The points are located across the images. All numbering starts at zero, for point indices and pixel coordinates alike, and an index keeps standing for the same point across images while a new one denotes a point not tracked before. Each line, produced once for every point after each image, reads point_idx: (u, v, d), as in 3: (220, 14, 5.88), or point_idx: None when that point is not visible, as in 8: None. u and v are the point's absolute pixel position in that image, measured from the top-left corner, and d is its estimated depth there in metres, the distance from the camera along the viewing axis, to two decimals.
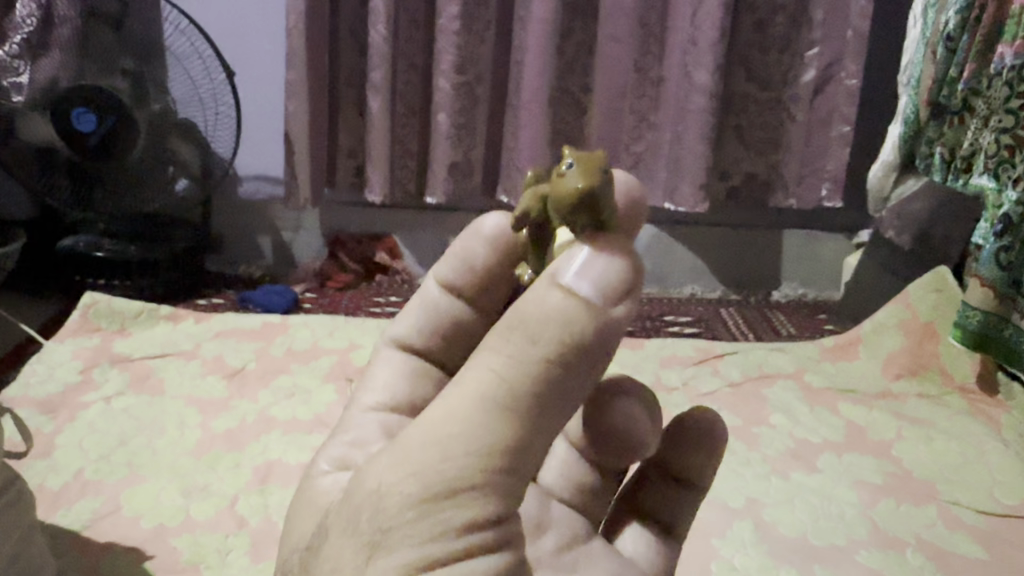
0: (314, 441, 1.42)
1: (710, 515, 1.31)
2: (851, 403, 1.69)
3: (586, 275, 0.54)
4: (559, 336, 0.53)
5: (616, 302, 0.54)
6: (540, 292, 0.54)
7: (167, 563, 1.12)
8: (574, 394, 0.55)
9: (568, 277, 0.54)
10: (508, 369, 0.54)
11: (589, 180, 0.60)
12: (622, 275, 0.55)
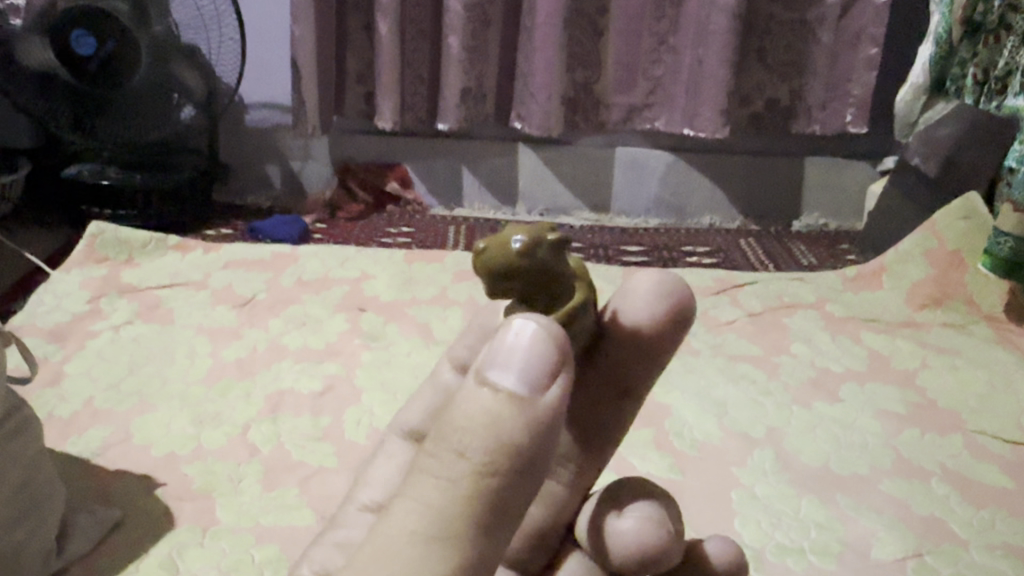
0: (326, 370, 1.40)
1: (729, 443, 1.29)
2: (874, 332, 1.65)
3: (508, 366, 0.52)
4: (488, 445, 0.50)
5: (546, 388, 0.52)
6: (467, 394, 0.52)
7: (179, 490, 1.10)
8: (520, 493, 0.53)
9: (493, 371, 0.52)
10: (442, 488, 0.52)
11: (495, 247, 0.63)
12: (548, 356, 0.52)
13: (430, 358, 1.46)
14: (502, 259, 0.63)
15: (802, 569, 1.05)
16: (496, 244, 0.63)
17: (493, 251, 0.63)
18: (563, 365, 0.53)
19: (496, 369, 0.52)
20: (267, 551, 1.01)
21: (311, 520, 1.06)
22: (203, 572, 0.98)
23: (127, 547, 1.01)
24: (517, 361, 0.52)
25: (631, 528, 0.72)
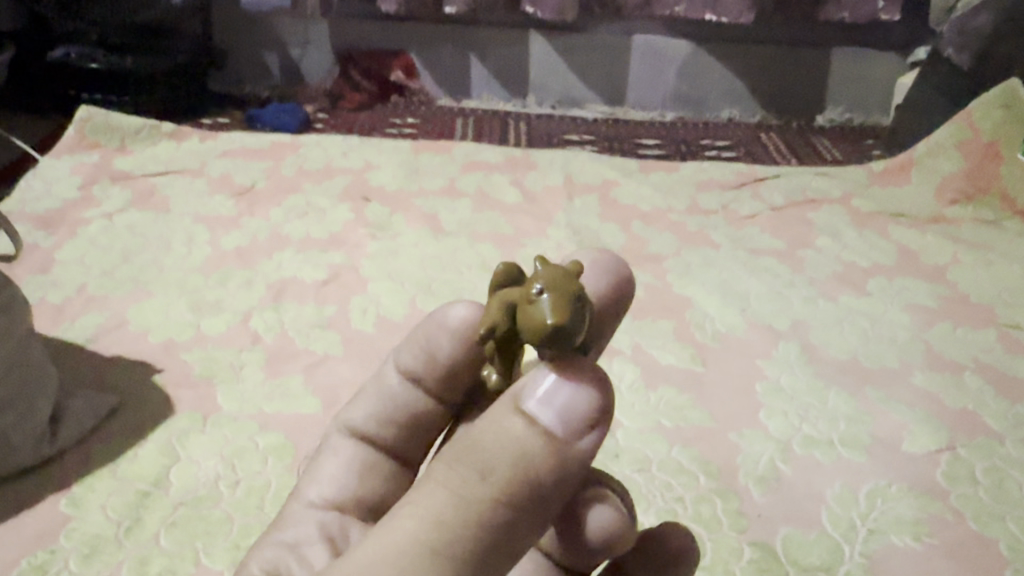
0: (330, 260, 1.33)
1: (753, 335, 1.23)
2: (902, 226, 1.58)
3: (549, 402, 0.50)
4: (514, 471, 0.48)
5: (582, 433, 0.50)
6: (499, 417, 0.50)
7: (179, 376, 1.05)
8: (525, 535, 0.50)
9: (530, 403, 0.50)
10: (453, 503, 0.49)
11: (571, 312, 0.52)
12: (594, 401, 0.50)
13: (438, 249, 1.39)
14: (579, 325, 0.52)
15: (831, 462, 1.00)
16: (568, 308, 0.52)
17: (570, 320, 0.51)
18: (609, 414, 0.51)
19: (533, 404, 0.50)
20: (272, 439, 0.96)
21: (316, 408, 1.02)
22: (205, 458, 0.93)
23: (124, 433, 0.96)
24: (558, 400, 0.50)
25: (602, 529, 0.61)
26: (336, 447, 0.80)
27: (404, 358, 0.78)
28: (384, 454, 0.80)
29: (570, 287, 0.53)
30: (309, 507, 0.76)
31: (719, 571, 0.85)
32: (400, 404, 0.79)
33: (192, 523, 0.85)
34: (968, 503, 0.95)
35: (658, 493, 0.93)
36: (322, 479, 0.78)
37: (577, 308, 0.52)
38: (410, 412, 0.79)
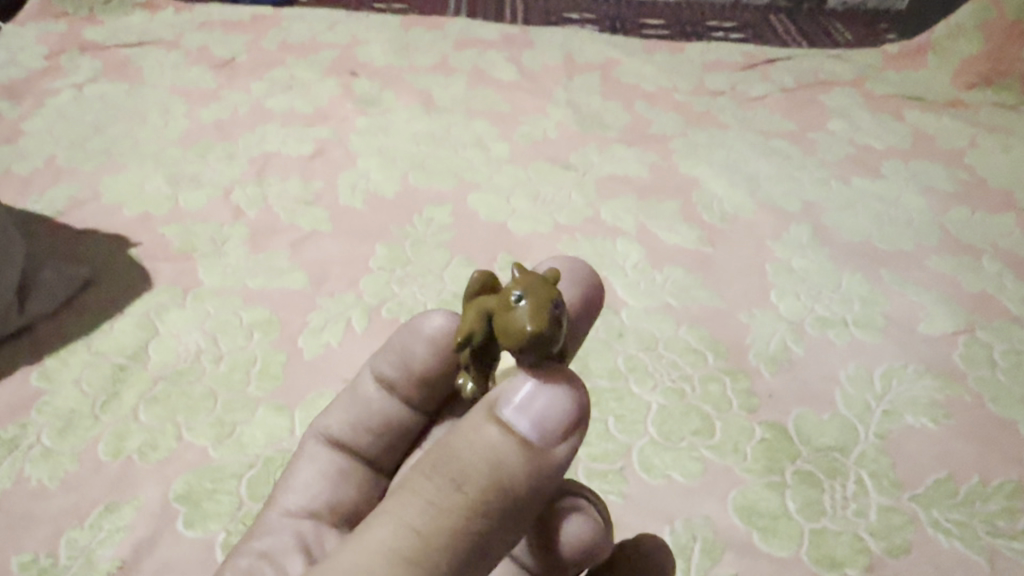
0: (316, 134, 1.26)
1: (763, 217, 1.17)
2: (918, 110, 1.50)
3: (525, 410, 0.47)
4: (489, 480, 0.45)
5: (559, 441, 0.47)
6: (474, 425, 0.47)
7: (156, 250, 0.99)
8: (500, 547, 0.47)
9: (506, 411, 0.47)
10: (427, 514, 0.45)
11: (552, 318, 0.49)
12: (569, 408, 0.47)
13: (431, 126, 1.31)
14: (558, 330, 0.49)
15: (844, 344, 0.96)
16: (549, 312, 0.49)
17: (549, 325, 0.48)
18: (583, 421, 0.48)
19: (511, 412, 0.47)
20: (257, 314, 0.91)
21: (303, 284, 0.96)
22: (186, 333, 0.88)
23: (99, 307, 0.90)
24: (534, 407, 0.47)
25: (576, 539, 0.58)
26: (312, 451, 0.71)
27: (382, 365, 0.70)
28: (361, 461, 0.71)
29: (547, 292, 0.50)
30: (287, 512, 0.67)
31: (729, 450, 0.81)
32: (378, 410, 0.71)
33: (173, 398, 0.80)
34: (986, 385, 0.91)
35: (665, 372, 0.89)
36: (299, 486, 0.69)
37: (557, 314, 0.49)
38: (385, 420, 0.71)
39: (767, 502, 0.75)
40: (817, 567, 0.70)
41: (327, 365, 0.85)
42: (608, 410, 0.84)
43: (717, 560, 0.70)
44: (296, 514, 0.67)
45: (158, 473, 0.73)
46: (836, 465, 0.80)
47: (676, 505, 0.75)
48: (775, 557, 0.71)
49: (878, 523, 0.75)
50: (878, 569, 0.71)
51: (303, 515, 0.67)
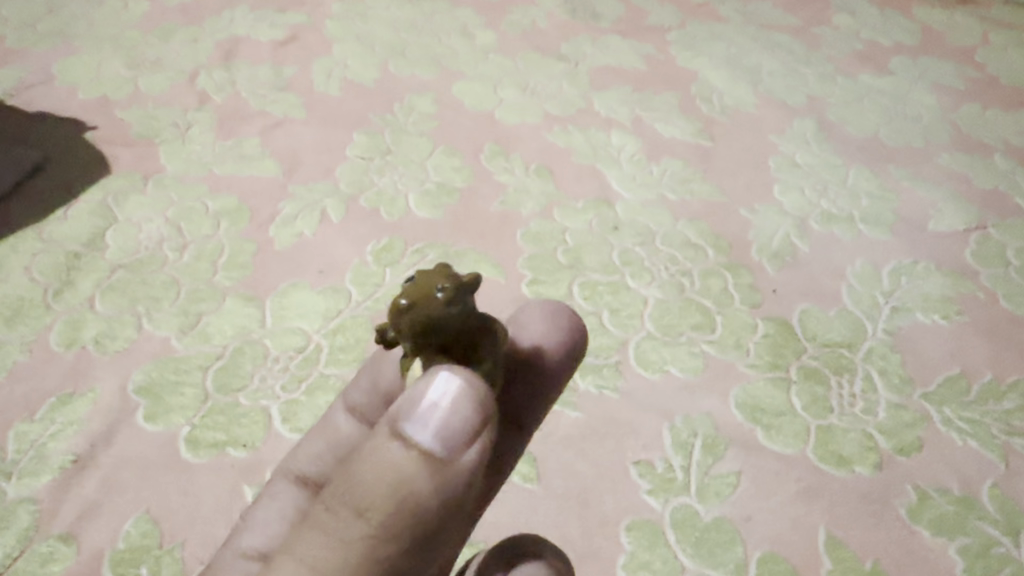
0: (287, 19, 1.16)
1: (766, 112, 1.10)
2: (926, 5, 1.42)
3: (425, 425, 0.39)
4: (392, 509, 0.39)
5: (464, 447, 0.40)
6: (374, 444, 0.41)
7: (114, 135, 0.91)
8: (424, 555, 0.42)
9: (404, 423, 0.40)
10: (329, 555, 0.40)
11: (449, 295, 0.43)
12: (474, 410, 0.40)
13: (412, 13, 1.22)
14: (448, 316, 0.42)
15: (851, 240, 0.90)
16: (438, 295, 0.42)
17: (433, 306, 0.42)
18: (490, 421, 0.40)
19: (411, 427, 0.40)
20: (224, 201, 0.84)
21: (274, 172, 0.89)
22: (146, 220, 0.81)
23: (52, 192, 0.83)
24: (434, 420, 0.39)
25: None
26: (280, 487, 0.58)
27: (356, 395, 0.60)
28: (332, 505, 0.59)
29: (443, 273, 0.44)
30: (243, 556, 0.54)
31: (731, 346, 0.76)
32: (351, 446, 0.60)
33: (132, 288, 0.74)
34: (1000, 283, 0.86)
35: (662, 267, 0.83)
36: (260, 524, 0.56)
37: (444, 296, 0.42)
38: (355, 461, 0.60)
39: (772, 398, 0.71)
40: (824, 464, 0.66)
41: (300, 255, 0.79)
42: (602, 304, 0.78)
43: (719, 456, 0.66)
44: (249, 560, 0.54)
45: (116, 365, 0.67)
46: (843, 362, 0.75)
47: (676, 401, 0.70)
48: (780, 454, 0.66)
49: (887, 421, 0.70)
50: (888, 467, 0.67)
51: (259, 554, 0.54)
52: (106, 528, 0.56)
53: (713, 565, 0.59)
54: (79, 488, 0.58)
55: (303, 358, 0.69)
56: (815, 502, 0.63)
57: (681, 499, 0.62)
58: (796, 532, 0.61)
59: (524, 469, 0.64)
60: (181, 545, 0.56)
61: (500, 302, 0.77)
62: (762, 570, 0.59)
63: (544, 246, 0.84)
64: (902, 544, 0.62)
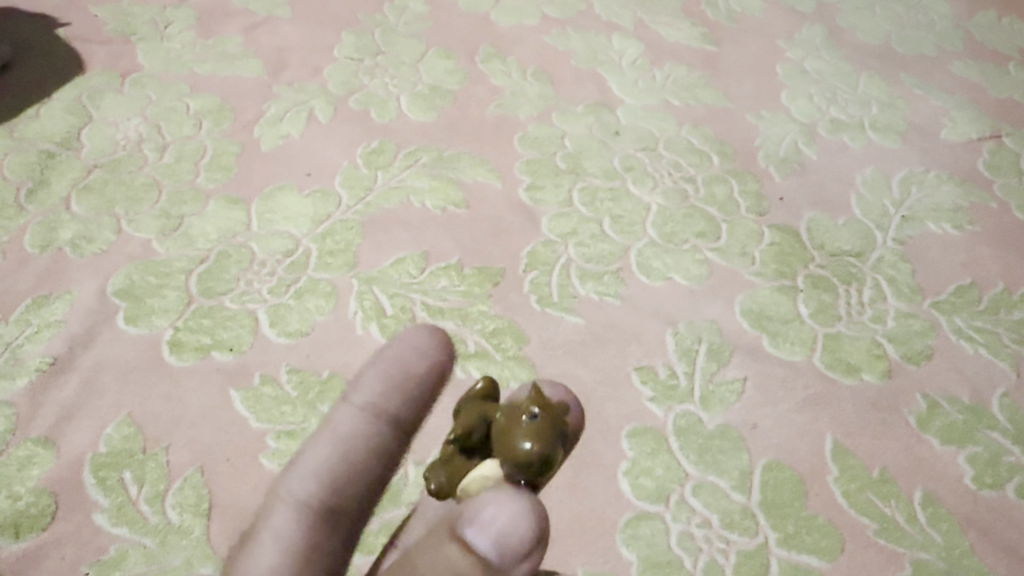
0: None
1: (773, 17, 1.05)
2: None
3: (484, 525, 0.36)
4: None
5: (517, 559, 0.36)
6: (433, 547, 0.38)
7: (88, 32, 0.87)
8: None
9: (465, 527, 0.37)
10: None
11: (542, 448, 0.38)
12: (535, 526, 0.37)
13: None
14: (536, 472, 0.38)
15: (861, 148, 0.87)
16: (531, 447, 0.38)
17: (521, 456, 0.38)
18: (548, 543, 0.37)
19: (471, 525, 0.37)
20: (205, 101, 0.80)
21: (258, 73, 0.84)
22: (124, 120, 0.77)
23: (23, 90, 0.79)
24: (496, 521, 0.36)
25: None
26: (284, 520, 0.47)
27: (365, 395, 0.52)
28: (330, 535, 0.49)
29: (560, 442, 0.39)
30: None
31: (736, 254, 0.73)
32: (355, 454, 0.51)
33: (110, 188, 0.70)
34: (1014, 193, 0.83)
35: (665, 173, 0.80)
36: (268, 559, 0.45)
37: (540, 451, 0.38)
38: (352, 481, 0.50)
39: (778, 306, 0.69)
40: (831, 372, 0.64)
41: (286, 158, 0.75)
42: (604, 210, 0.75)
43: (724, 363, 0.63)
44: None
45: (93, 267, 0.64)
46: (852, 271, 0.73)
47: (679, 308, 0.67)
48: (786, 362, 0.64)
49: (897, 330, 0.68)
50: (897, 376, 0.65)
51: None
52: (86, 432, 0.54)
53: (717, 472, 0.57)
54: (57, 392, 0.56)
55: (291, 262, 0.66)
56: (821, 411, 0.61)
57: (684, 406, 0.60)
58: (802, 440, 0.59)
59: (522, 375, 0.61)
60: (166, 450, 0.53)
61: (497, 205, 0.74)
62: (767, 477, 0.57)
63: (543, 151, 0.80)
64: (910, 453, 0.60)
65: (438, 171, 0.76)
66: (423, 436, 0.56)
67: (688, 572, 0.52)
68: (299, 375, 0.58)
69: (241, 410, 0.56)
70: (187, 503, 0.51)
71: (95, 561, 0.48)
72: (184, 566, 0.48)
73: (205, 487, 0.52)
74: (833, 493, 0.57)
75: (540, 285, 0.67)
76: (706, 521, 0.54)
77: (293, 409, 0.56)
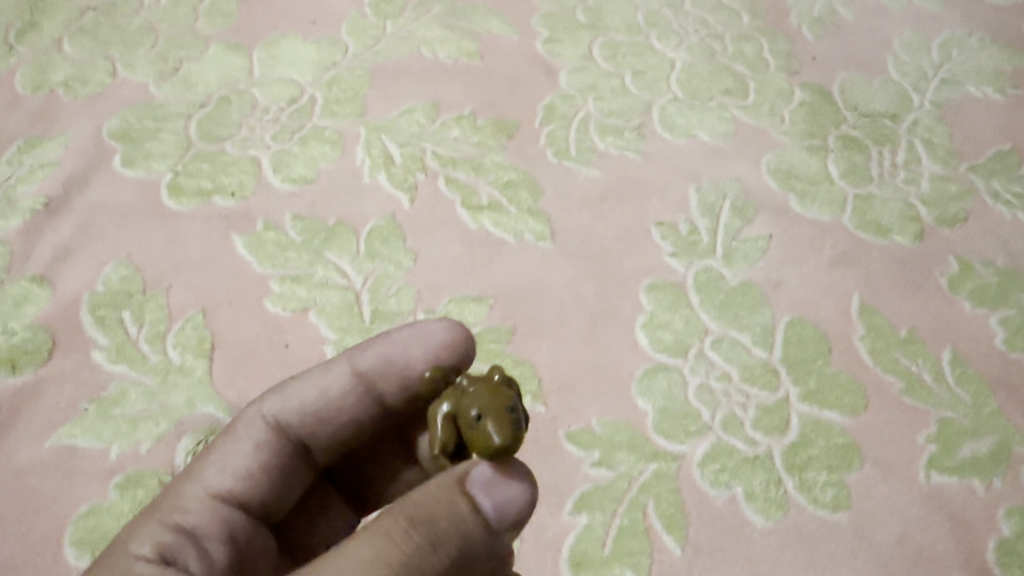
0: None
1: None
2: None
3: (493, 488, 0.32)
4: (445, 552, 0.31)
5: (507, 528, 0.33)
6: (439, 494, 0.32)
7: None
8: None
9: (474, 487, 0.32)
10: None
11: (509, 438, 0.33)
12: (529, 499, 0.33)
13: None
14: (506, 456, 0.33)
15: (900, 9, 0.81)
16: (495, 438, 0.33)
17: (485, 448, 0.33)
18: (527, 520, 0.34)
19: (476, 479, 0.32)
20: None
21: None
22: None
23: None
24: (507, 490, 0.32)
25: None
26: (258, 437, 0.40)
27: (373, 359, 0.42)
28: (301, 471, 0.42)
29: (508, 429, 0.33)
30: (216, 504, 0.38)
31: (764, 113, 0.69)
32: (337, 417, 0.42)
33: (104, 31, 0.66)
34: None
35: (691, 30, 0.75)
36: (229, 471, 0.39)
37: (501, 444, 0.33)
38: (334, 432, 0.42)
39: (807, 166, 0.65)
40: (861, 232, 0.61)
41: (290, 5, 0.71)
42: (625, 65, 0.71)
43: (749, 219, 0.60)
44: (161, 558, 0.34)
45: (87, 109, 0.61)
46: (886, 132, 0.69)
47: (703, 165, 0.64)
48: (814, 221, 0.61)
49: (930, 193, 0.64)
50: (929, 238, 0.61)
51: (226, 527, 0.38)
52: (82, 272, 0.52)
53: (738, 328, 0.55)
54: (52, 233, 0.53)
55: (295, 110, 0.63)
56: (849, 270, 0.59)
57: (706, 262, 0.58)
58: (828, 299, 0.57)
59: (536, 228, 0.58)
60: (166, 292, 0.51)
61: (512, 58, 0.70)
62: (790, 334, 0.55)
63: (562, 3, 0.76)
64: (939, 316, 0.57)
65: (451, 22, 0.72)
66: (433, 286, 0.54)
67: (706, 424, 0.50)
68: (304, 222, 0.56)
69: (244, 254, 0.54)
70: (189, 344, 0.49)
71: (94, 397, 0.46)
72: (186, 404, 0.47)
73: (207, 329, 0.50)
74: (858, 351, 0.54)
75: (557, 139, 0.64)
76: (725, 375, 0.52)
77: (297, 255, 0.54)
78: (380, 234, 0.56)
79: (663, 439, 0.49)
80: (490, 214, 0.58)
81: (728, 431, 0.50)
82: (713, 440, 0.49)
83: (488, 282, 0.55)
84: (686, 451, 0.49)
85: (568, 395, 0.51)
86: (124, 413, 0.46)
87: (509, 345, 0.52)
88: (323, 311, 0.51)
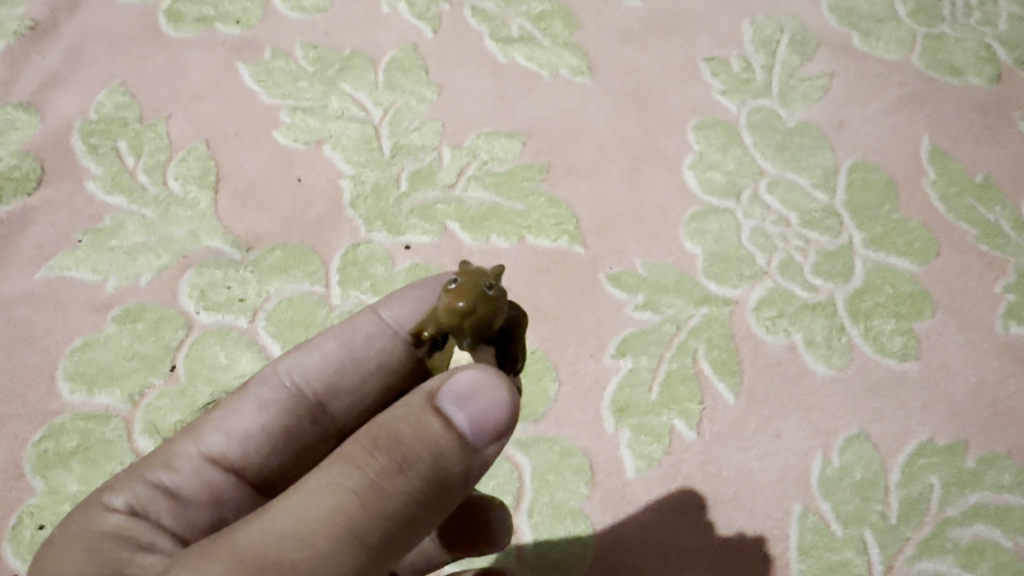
0: None
1: None
2: None
3: (467, 402, 0.25)
4: (414, 474, 0.24)
5: (485, 447, 0.25)
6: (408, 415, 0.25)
7: None
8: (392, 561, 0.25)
9: (448, 403, 0.25)
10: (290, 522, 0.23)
11: (473, 305, 0.27)
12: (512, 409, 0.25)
13: None
14: (473, 327, 0.27)
15: None
16: (460, 303, 0.27)
17: (450, 317, 0.27)
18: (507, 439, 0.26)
19: (449, 389, 0.25)
20: None
21: None
22: None
23: None
24: (482, 397, 0.25)
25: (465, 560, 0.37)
26: (268, 397, 0.34)
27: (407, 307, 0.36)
28: (320, 438, 0.35)
29: (481, 295, 0.27)
30: (208, 465, 0.32)
31: None
32: (363, 372, 0.35)
33: None
34: None
35: None
36: (229, 430, 0.33)
37: (467, 307, 0.26)
38: (359, 397, 0.35)
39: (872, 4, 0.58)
40: (932, 72, 0.54)
41: None
42: None
43: (809, 56, 0.54)
44: (132, 514, 0.28)
45: None
46: None
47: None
48: (880, 60, 0.55)
49: (1010, 32, 0.56)
50: (1009, 79, 0.54)
51: (214, 491, 0.32)
52: (74, 99, 0.47)
53: (796, 170, 0.49)
54: (40, 59, 0.49)
55: None
56: (919, 112, 0.52)
57: (760, 102, 0.52)
58: (895, 142, 0.51)
59: (573, 63, 0.52)
60: (166, 122, 0.47)
61: None
62: (853, 178, 0.49)
63: None
64: (1019, 160, 0.51)
65: None
66: (459, 120, 0.49)
67: (762, 268, 0.45)
68: (316, 52, 0.50)
69: (251, 84, 0.48)
70: (191, 175, 0.45)
71: (89, 229, 0.43)
72: (190, 237, 0.43)
73: (212, 161, 0.45)
74: (928, 196, 0.49)
75: None
76: (783, 219, 0.47)
77: (310, 86, 0.49)
78: (400, 65, 0.50)
79: (713, 283, 0.45)
80: (521, 47, 0.52)
81: (786, 276, 0.45)
82: (770, 285, 0.45)
83: (520, 119, 0.49)
84: (740, 296, 0.44)
85: (606, 241, 0.46)
86: (121, 246, 0.42)
87: (544, 184, 0.47)
88: (339, 144, 0.47)
